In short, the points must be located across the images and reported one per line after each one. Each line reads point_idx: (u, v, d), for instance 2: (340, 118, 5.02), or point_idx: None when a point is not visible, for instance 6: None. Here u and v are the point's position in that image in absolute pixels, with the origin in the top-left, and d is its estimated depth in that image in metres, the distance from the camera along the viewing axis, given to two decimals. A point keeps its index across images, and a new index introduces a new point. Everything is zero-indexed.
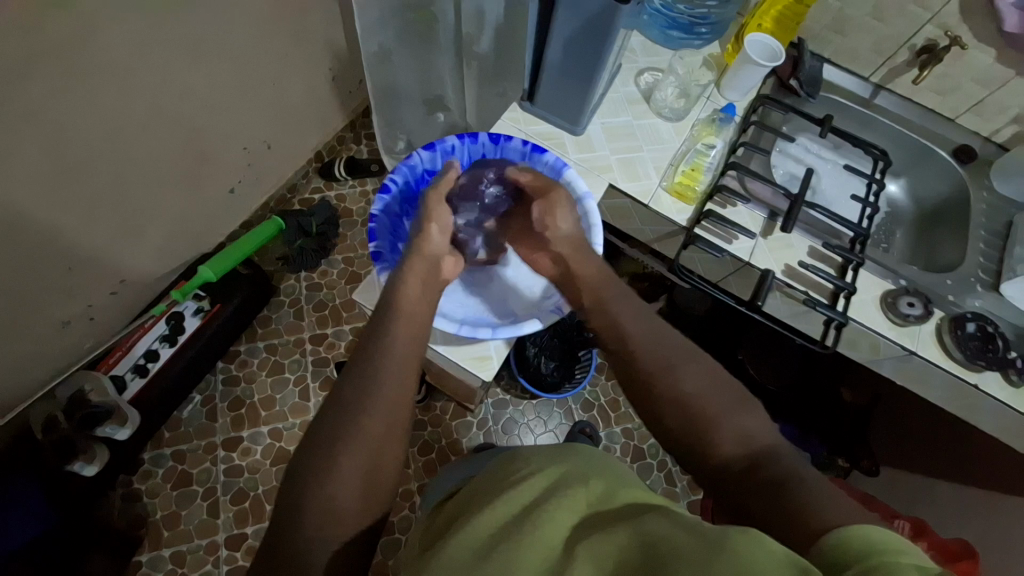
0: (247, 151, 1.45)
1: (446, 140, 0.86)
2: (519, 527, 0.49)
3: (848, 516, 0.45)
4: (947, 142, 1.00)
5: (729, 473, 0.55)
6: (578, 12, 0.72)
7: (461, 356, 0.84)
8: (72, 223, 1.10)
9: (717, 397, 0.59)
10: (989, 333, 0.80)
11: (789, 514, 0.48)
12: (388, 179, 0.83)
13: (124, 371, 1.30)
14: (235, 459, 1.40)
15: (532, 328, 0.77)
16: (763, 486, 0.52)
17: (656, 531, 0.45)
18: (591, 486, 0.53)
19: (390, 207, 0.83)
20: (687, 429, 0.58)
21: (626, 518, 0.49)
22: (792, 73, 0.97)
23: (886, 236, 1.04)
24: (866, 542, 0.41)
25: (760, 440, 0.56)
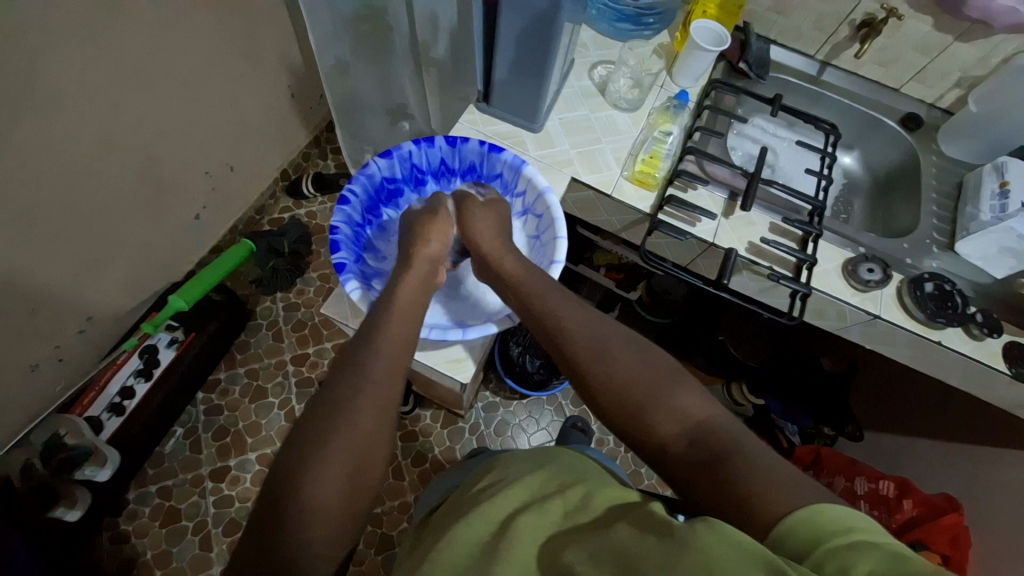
0: (210, 175, 1.42)
1: (403, 146, 0.85)
2: (489, 547, 0.50)
3: (793, 497, 0.47)
4: (893, 111, 1.04)
5: (671, 453, 0.56)
6: (523, 11, 0.72)
7: (436, 361, 0.83)
8: (31, 264, 1.06)
9: (651, 382, 0.61)
10: (947, 292, 0.82)
11: (736, 500, 0.49)
12: (347, 190, 0.82)
13: (99, 411, 1.26)
14: (224, 490, 1.37)
15: (501, 326, 0.77)
16: (704, 469, 0.53)
17: (624, 536, 0.47)
18: (570, 494, 0.54)
19: (351, 218, 0.82)
20: (628, 414, 0.60)
21: (601, 526, 0.50)
22: (740, 56, 1.00)
23: (845, 206, 1.08)
24: (813, 530, 0.44)
25: (700, 415, 0.57)
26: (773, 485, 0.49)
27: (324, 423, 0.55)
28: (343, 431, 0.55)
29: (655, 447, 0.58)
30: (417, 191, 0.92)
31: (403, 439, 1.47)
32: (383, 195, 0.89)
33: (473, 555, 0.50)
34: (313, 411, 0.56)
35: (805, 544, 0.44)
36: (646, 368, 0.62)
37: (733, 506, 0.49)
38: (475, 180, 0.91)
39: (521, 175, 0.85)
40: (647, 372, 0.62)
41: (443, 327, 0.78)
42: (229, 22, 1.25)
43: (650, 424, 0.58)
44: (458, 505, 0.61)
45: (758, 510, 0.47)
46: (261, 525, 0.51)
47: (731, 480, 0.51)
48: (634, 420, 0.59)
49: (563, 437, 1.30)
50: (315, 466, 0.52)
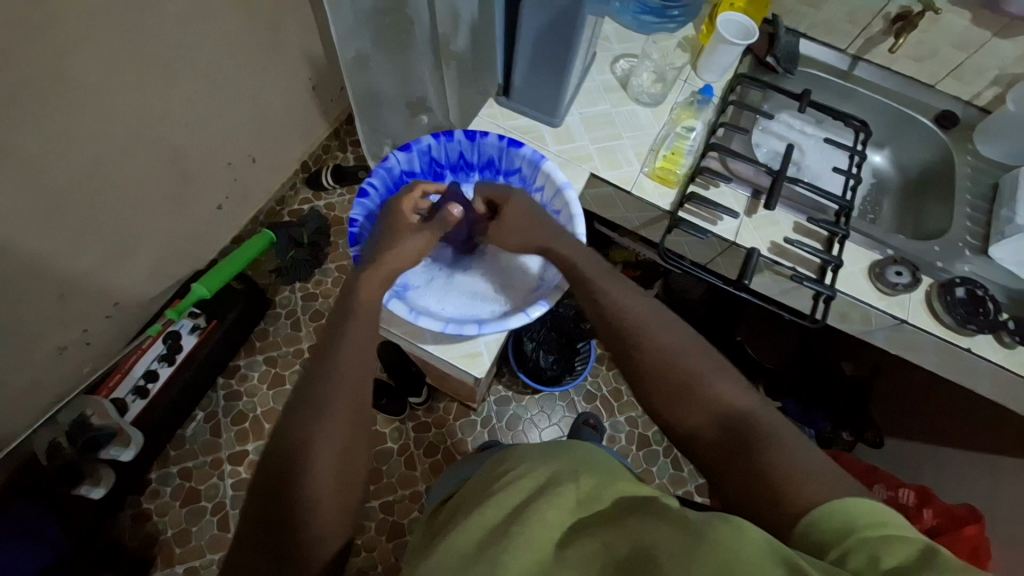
0: (233, 166, 1.45)
1: (422, 140, 0.85)
2: (499, 527, 0.50)
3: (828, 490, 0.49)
4: (927, 109, 1.00)
5: (701, 440, 0.59)
6: (546, 3, 0.71)
7: (452, 356, 0.83)
8: (60, 250, 1.10)
9: (697, 361, 0.63)
10: (979, 297, 0.79)
11: (769, 494, 0.51)
12: (366, 183, 0.83)
13: (124, 394, 1.30)
14: (242, 473, 1.41)
15: (518, 322, 0.77)
16: (737, 454, 0.56)
17: (640, 532, 0.48)
18: (585, 484, 0.55)
19: (370, 211, 0.83)
20: (671, 390, 0.62)
21: (618, 518, 0.51)
22: (768, 50, 0.97)
23: (872, 207, 1.04)
24: (844, 521, 0.46)
25: (737, 405, 0.60)
26: (806, 480, 0.51)
27: (304, 436, 0.57)
28: (324, 429, 0.57)
29: (683, 428, 0.61)
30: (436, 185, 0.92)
31: (416, 430, 1.48)
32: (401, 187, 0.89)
33: (483, 533, 0.50)
34: (293, 427, 0.58)
35: (829, 536, 0.46)
36: (692, 347, 0.65)
37: (764, 497, 0.52)
38: (492, 174, 0.91)
39: (540, 170, 0.84)
40: (687, 355, 0.64)
41: (459, 321, 0.78)
42: (253, 15, 1.26)
43: (688, 404, 0.61)
44: (469, 493, 0.62)
45: (789, 503, 0.50)
46: (257, 547, 0.53)
47: (763, 468, 0.53)
48: (675, 395, 0.61)
49: (575, 433, 1.30)
50: (303, 477, 0.55)
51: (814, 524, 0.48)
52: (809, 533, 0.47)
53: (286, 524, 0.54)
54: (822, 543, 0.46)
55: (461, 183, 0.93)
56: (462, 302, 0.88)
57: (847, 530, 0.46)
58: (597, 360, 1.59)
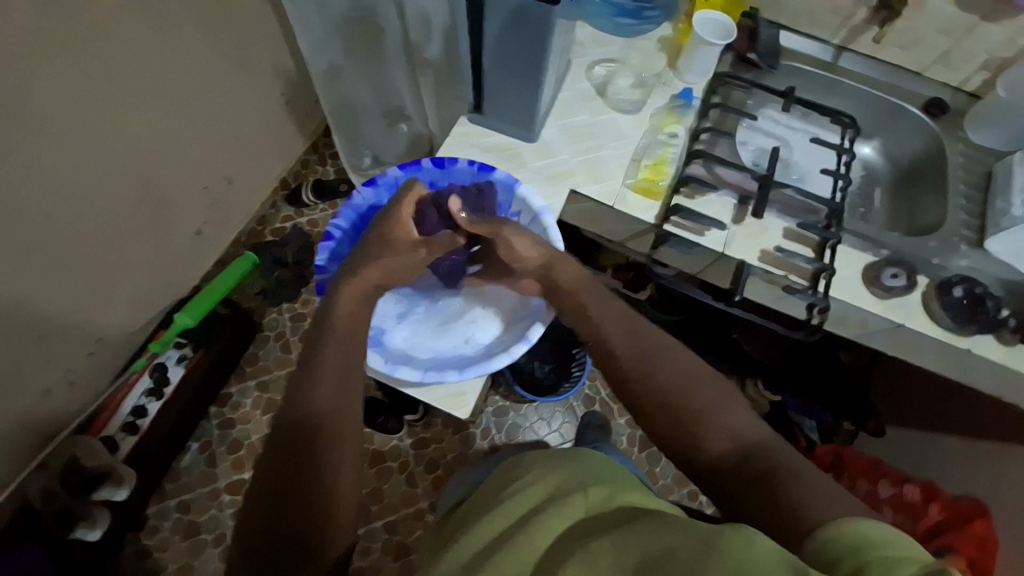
0: (208, 190, 1.40)
1: (388, 173, 0.82)
2: (508, 540, 0.48)
3: (840, 509, 0.49)
4: (915, 96, 0.96)
5: (719, 470, 0.58)
6: (511, 21, 0.69)
7: (435, 399, 0.80)
8: (37, 291, 1.07)
9: (703, 390, 0.63)
10: (979, 295, 0.77)
11: (788, 516, 0.51)
12: (332, 226, 0.81)
13: (114, 431, 1.28)
14: (241, 503, 1.39)
15: (500, 362, 0.75)
16: (752, 477, 0.56)
17: (647, 536, 0.46)
18: (592, 497, 0.50)
19: (338, 254, 0.82)
20: (681, 428, 0.61)
21: (624, 524, 0.48)
22: (749, 46, 0.94)
23: (865, 200, 1.01)
24: (862, 535, 0.45)
25: (747, 434, 0.60)
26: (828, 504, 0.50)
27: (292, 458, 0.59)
28: (328, 392, 0.63)
29: (701, 461, 0.60)
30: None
31: (415, 446, 1.46)
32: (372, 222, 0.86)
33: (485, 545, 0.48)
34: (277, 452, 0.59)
35: (849, 546, 0.45)
36: (695, 376, 0.65)
37: (784, 519, 0.51)
38: None
39: (514, 195, 0.81)
40: (697, 386, 0.63)
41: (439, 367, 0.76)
42: (218, 33, 1.21)
43: (700, 435, 0.60)
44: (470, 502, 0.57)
45: (810, 523, 0.49)
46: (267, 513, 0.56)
47: (782, 494, 0.53)
48: (687, 427, 0.61)
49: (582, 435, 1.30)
50: (313, 441, 0.60)
51: (829, 537, 0.47)
52: (826, 546, 0.46)
53: (283, 539, 0.55)
54: (838, 555, 0.45)
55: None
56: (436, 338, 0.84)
57: (866, 545, 0.44)
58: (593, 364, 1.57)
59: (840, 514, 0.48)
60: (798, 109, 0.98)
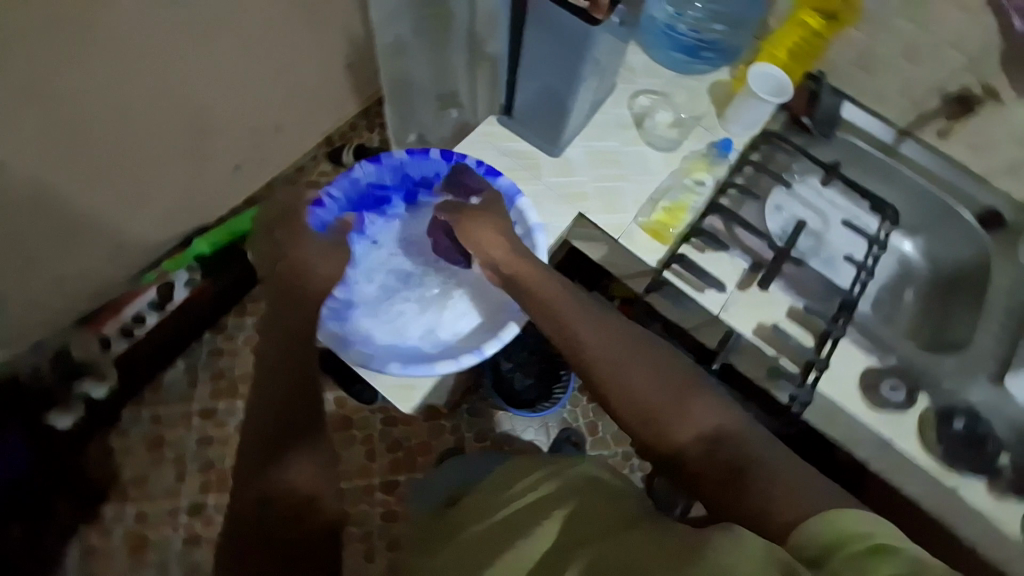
0: (256, 129, 1.45)
1: (394, 154, 0.85)
2: (501, 542, 0.64)
3: (809, 498, 0.55)
4: (970, 202, 0.90)
5: (690, 462, 0.62)
6: (555, 35, 0.69)
7: (382, 385, 0.79)
8: (72, 186, 1.12)
9: (662, 391, 0.65)
10: (980, 436, 0.75)
11: (761, 513, 0.56)
12: (326, 192, 0.84)
13: (110, 333, 1.32)
14: (207, 430, 1.43)
15: (445, 368, 0.76)
16: (720, 469, 0.59)
17: (631, 542, 0.57)
18: (572, 499, 0.66)
19: (325, 221, 0.84)
20: (648, 429, 0.64)
21: (611, 530, 0.61)
22: (806, 110, 0.89)
23: (894, 299, 0.94)
24: (834, 532, 0.52)
25: (712, 424, 0.63)
26: (796, 491, 0.56)
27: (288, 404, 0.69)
28: (289, 356, 0.71)
29: (671, 453, 0.63)
30: (406, 200, 0.92)
31: (384, 423, 1.47)
32: (370, 199, 0.89)
33: (483, 548, 0.65)
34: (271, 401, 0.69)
35: (821, 547, 0.52)
36: (657, 376, 0.66)
37: (755, 510, 0.56)
38: None
39: (513, 205, 0.80)
40: (657, 389, 0.65)
41: (390, 356, 0.78)
42: None
43: (666, 432, 0.63)
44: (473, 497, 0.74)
45: (782, 516, 0.55)
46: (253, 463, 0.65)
47: (752, 486, 0.57)
48: (652, 427, 0.64)
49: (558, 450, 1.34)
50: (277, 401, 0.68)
51: (806, 533, 0.53)
52: (804, 545, 0.53)
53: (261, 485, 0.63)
54: (815, 554, 0.52)
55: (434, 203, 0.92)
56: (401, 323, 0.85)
57: (836, 544, 0.52)
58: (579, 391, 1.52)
59: (811, 506, 0.55)
60: (838, 188, 0.92)
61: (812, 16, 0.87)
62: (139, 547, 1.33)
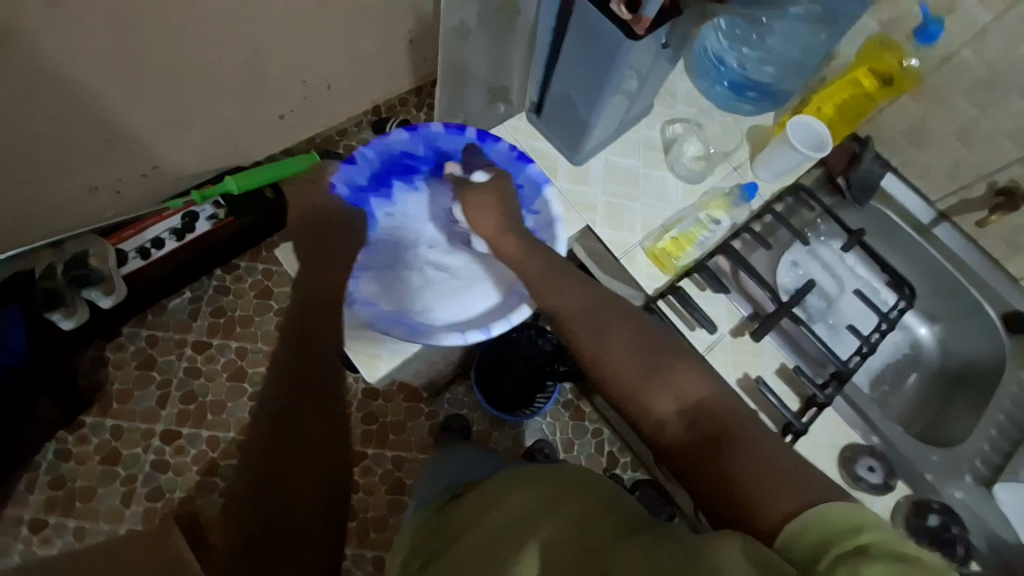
0: (307, 85, 1.49)
1: (431, 126, 0.84)
2: (506, 548, 0.54)
3: (800, 487, 0.52)
4: (1000, 302, 0.86)
5: (668, 441, 0.59)
6: (589, 42, 0.69)
7: (352, 348, 0.81)
8: (122, 102, 1.17)
9: (644, 365, 0.63)
10: (950, 535, 0.71)
11: (739, 505, 0.53)
12: (359, 152, 0.85)
13: (129, 249, 1.39)
14: (197, 362, 1.47)
15: (450, 341, 0.76)
16: (700, 451, 0.57)
17: (622, 555, 0.51)
18: (571, 508, 0.57)
19: (354, 179, 0.86)
20: (625, 397, 0.63)
21: (601, 542, 0.53)
22: (843, 169, 0.86)
23: (895, 378, 0.92)
24: (825, 532, 0.48)
25: (697, 399, 0.60)
26: (780, 480, 0.53)
27: (313, 319, 0.68)
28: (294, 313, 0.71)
29: (650, 428, 0.61)
30: (434, 174, 0.92)
31: (363, 393, 1.47)
32: (399, 165, 0.89)
33: (488, 552, 0.55)
34: (293, 319, 0.68)
35: (811, 550, 0.48)
36: (641, 351, 0.64)
37: (730, 501, 0.53)
38: None
39: (539, 195, 0.79)
40: (635, 360, 0.63)
41: (394, 317, 0.78)
42: None
43: (646, 406, 0.61)
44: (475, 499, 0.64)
45: (763, 512, 0.51)
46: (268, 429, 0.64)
47: (728, 469, 0.55)
48: (627, 398, 0.62)
49: None
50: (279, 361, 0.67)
51: (798, 536, 0.49)
52: (790, 547, 0.49)
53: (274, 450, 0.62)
54: (805, 558, 0.48)
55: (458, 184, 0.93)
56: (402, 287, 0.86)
57: (826, 545, 0.47)
58: (562, 405, 1.50)
59: (798, 502, 0.51)
60: (855, 255, 0.90)
61: (867, 76, 0.84)
62: (110, 460, 1.38)
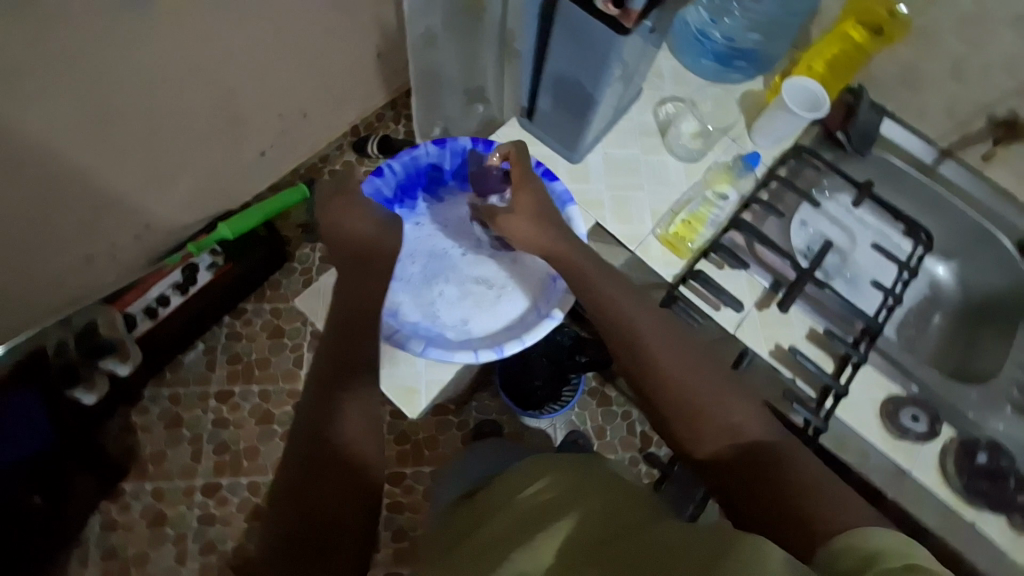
0: (283, 118, 1.47)
1: (458, 140, 0.85)
2: (519, 540, 0.55)
3: (847, 511, 0.50)
4: (1012, 229, 0.86)
5: (717, 465, 0.58)
6: (578, 42, 0.68)
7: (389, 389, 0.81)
8: (104, 168, 1.16)
9: (699, 385, 0.63)
10: (1002, 468, 0.72)
11: (791, 521, 0.51)
12: (387, 164, 0.85)
13: (136, 312, 1.38)
14: (223, 412, 1.47)
15: (463, 359, 0.76)
16: (751, 473, 0.56)
17: (651, 539, 0.51)
18: (590, 498, 0.57)
19: (380, 191, 0.87)
20: (676, 416, 0.62)
21: (627, 532, 0.52)
22: (841, 124, 0.85)
23: (920, 321, 0.91)
24: (870, 548, 0.45)
25: (750, 426, 0.60)
26: (831, 501, 0.51)
27: (348, 348, 0.70)
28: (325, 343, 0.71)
29: (700, 454, 0.60)
30: (460, 186, 0.91)
31: (392, 415, 1.47)
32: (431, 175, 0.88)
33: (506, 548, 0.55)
34: (326, 342, 0.71)
35: (859, 562, 0.44)
36: (692, 368, 0.65)
37: (782, 519, 0.51)
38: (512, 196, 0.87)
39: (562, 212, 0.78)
40: (688, 378, 0.63)
41: (413, 334, 0.79)
42: None
43: (698, 428, 0.61)
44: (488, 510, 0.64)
45: (815, 527, 0.49)
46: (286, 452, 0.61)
47: (783, 489, 0.53)
48: (684, 420, 0.62)
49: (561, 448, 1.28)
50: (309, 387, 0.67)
51: (843, 552, 0.46)
52: (838, 560, 0.46)
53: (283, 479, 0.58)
54: (852, 569, 0.44)
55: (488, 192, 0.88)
56: (427, 300, 0.86)
57: (874, 561, 0.44)
58: (588, 394, 1.51)
59: (850, 521, 0.49)
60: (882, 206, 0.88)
61: (857, 29, 0.84)
62: (157, 522, 1.38)
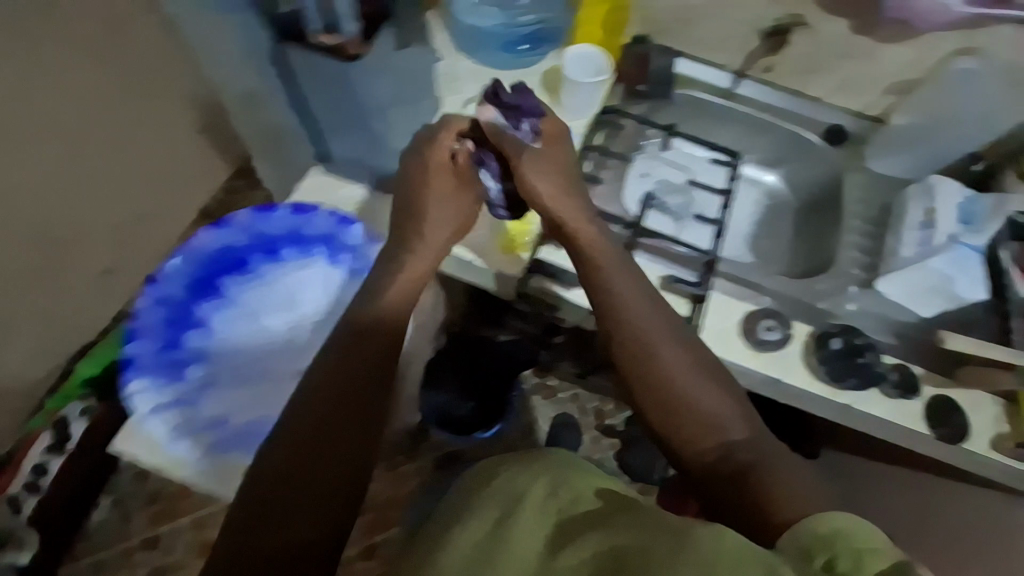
0: (122, 228, 1.30)
1: (240, 215, 0.80)
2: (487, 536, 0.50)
3: (807, 500, 0.52)
4: (816, 124, 0.93)
5: (700, 463, 0.59)
6: (320, 81, 0.71)
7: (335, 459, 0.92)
8: None
9: (693, 381, 0.63)
10: (857, 346, 0.74)
11: (756, 512, 0.53)
12: (167, 266, 0.78)
13: (16, 492, 1.16)
14: (155, 561, 1.30)
15: None
16: (730, 472, 0.57)
17: (624, 533, 0.47)
18: (562, 489, 0.52)
19: (168, 296, 0.78)
20: (663, 409, 0.62)
21: (606, 526, 0.49)
22: (638, 78, 0.90)
23: (767, 228, 0.98)
24: (832, 526, 0.47)
25: (729, 424, 0.60)
26: (796, 491, 0.53)
27: (312, 426, 0.62)
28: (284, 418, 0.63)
29: (683, 450, 0.61)
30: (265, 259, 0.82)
31: None
32: (231, 259, 0.81)
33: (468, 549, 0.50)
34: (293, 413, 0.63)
35: (818, 540, 0.47)
36: (688, 366, 0.64)
37: (749, 510, 0.53)
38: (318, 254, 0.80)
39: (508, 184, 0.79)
40: (685, 377, 0.63)
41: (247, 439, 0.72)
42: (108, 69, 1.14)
43: (684, 421, 0.61)
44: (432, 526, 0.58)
45: (775, 514, 0.52)
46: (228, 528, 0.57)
47: (758, 484, 0.54)
48: (666, 414, 0.62)
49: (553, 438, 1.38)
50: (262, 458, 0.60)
51: (798, 531, 0.49)
52: (794, 537, 0.48)
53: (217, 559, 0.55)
54: (810, 548, 0.47)
55: (298, 257, 0.81)
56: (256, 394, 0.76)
57: (835, 537, 0.46)
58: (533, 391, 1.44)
59: (805, 508, 0.51)
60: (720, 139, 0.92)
61: None
62: None
